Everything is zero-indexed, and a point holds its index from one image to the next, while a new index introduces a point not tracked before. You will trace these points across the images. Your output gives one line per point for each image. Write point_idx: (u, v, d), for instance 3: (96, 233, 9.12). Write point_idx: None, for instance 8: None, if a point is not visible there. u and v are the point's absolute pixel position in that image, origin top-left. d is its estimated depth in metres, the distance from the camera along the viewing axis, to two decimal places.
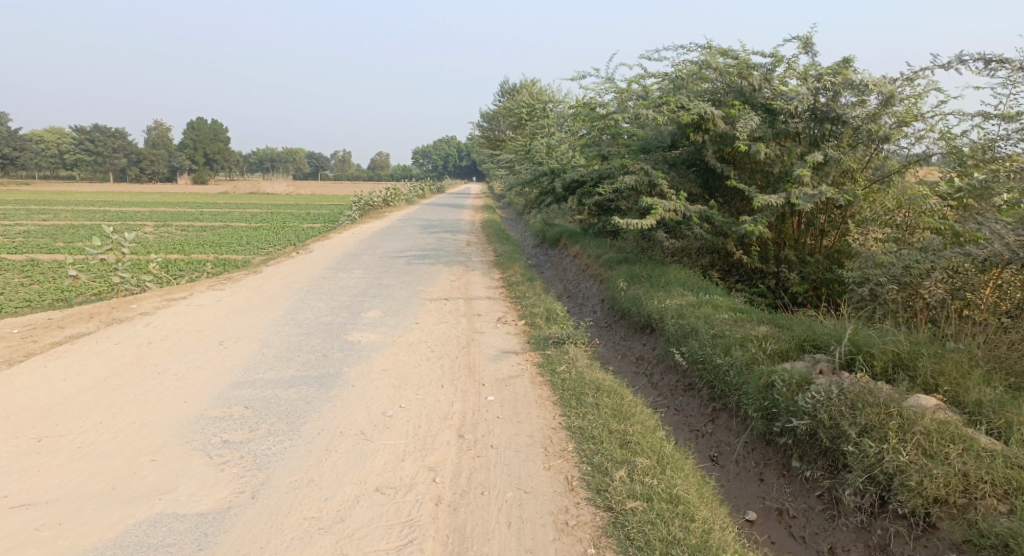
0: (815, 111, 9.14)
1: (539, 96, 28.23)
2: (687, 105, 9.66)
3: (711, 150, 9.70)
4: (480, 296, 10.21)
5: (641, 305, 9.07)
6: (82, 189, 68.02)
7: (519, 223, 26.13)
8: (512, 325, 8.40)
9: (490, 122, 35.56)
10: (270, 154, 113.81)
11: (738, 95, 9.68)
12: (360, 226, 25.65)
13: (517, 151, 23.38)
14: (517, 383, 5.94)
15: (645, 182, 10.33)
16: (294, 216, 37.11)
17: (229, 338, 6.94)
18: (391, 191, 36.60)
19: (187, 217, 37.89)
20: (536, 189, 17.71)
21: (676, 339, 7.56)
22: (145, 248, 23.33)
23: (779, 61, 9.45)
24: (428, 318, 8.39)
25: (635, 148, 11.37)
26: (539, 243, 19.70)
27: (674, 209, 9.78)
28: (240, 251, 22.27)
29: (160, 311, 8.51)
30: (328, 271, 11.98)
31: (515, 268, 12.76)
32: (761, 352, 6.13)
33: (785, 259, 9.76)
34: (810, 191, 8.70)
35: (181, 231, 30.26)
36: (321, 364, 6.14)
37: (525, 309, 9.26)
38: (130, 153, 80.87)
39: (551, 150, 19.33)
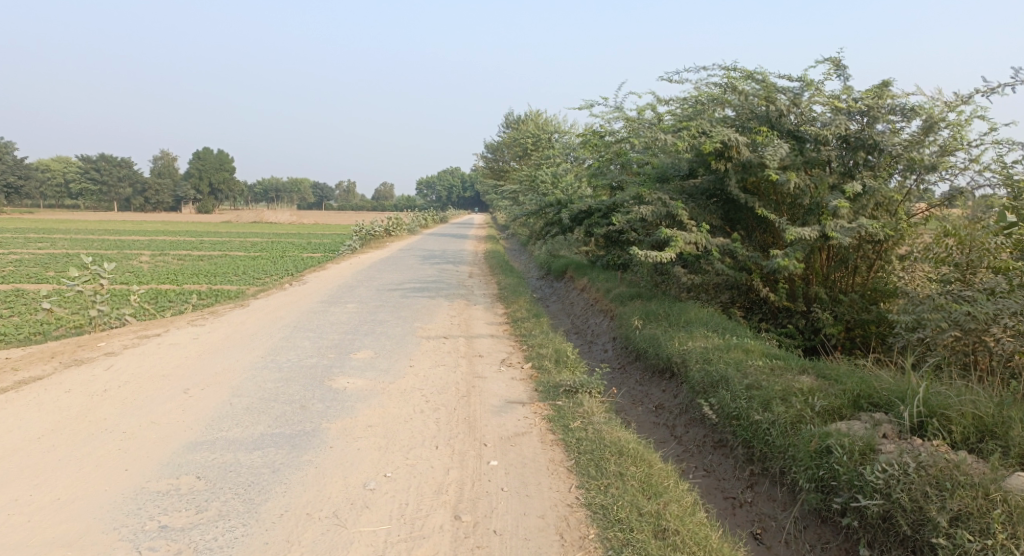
0: (847, 139, 8.50)
1: (544, 125, 27.71)
2: (709, 131, 8.96)
3: (735, 180, 8.98)
4: (482, 335, 9.38)
5: (659, 347, 8.25)
6: (84, 218, 67.63)
7: (523, 254, 25.41)
8: (517, 369, 7.57)
9: (493, 152, 35.10)
10: (274, 184, 114.01)
11: (764, 121, 9.00)
12: (360, 256, 24.95)
13: (521, 181, 22.77)
14: (525, 444, 5.09)
15: (663, 213, 9.57)
16: (294, 245, 36.46)
17: (197, 385, 6.10)
18: (393, 221, 36.02)
19: (186, 246, 37.19)
20: (541, 220, 17.00)
21: (703, 387, 6.72)
22: (138, 278, 22.56)
23: (808, 85, 8.79)
24: (424, 360, 7.55)
25: (651, 177, 10.68)
26: (545, 275, 18.92)
27: (695, 242, 9.01)
28: (235, 282, 21.51)
29: (128, 351, 7.68)
30: (320, 306, 11.17)
31: (520, 303, 11.94)
32: (809, 408, 5.30)
33: (815, 296, 8.97)
34: (848, 224, 7.98)
35: (178, 260, 29.56)
36: (297, 417, 5.30)
37: (532, 349, 8.43)
38: (135, 182, 80.92)
39: (557, 179, 18.68)
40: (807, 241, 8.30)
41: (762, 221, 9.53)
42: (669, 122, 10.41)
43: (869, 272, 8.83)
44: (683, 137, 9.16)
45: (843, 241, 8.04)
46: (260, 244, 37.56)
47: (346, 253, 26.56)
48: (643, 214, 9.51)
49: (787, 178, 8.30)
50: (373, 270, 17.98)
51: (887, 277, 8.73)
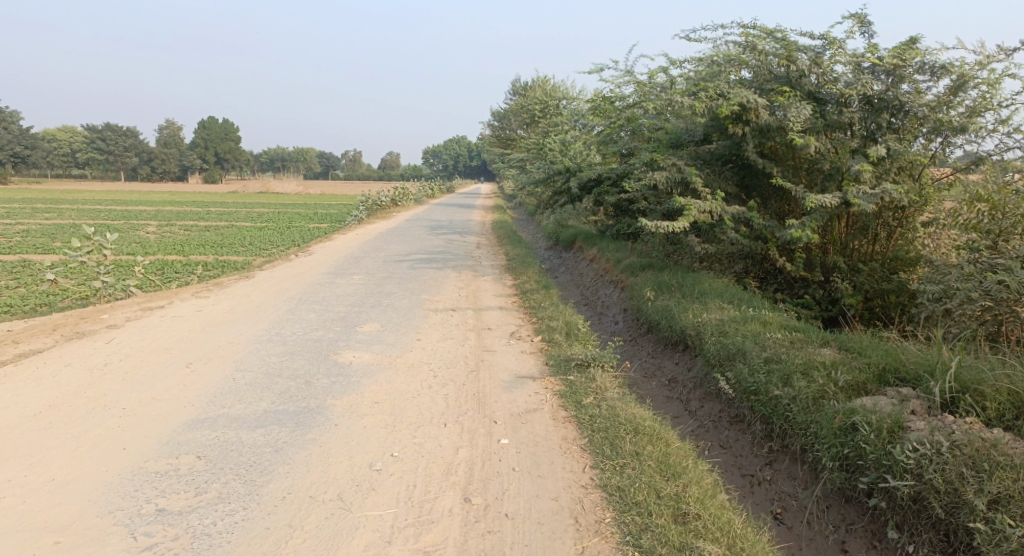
0: (871, 100, 8.16)
1: (552, 92, 27.17)
2: (727, 93, 8.61)
3: (753, 143, 8.65)
4: (491, 307, 9.18)
5: (673, 319, 8.05)
6: (91, 189, 67.45)
7: (532, 224, 25.09)
8: (527, 342, 7.38)
9: (500, 121, 34.57)
10: (280, 154, 113.43)
11: (784, 82, 8.64)
12: (367, 226, 24.73)
13: (529, 150, 22.38)
14: (537, 422, 4.92)
15: (677, 179, 9.26)
16: (300, 215, 36.26)
17: (199, 359, 5.94)
18: (400, 191, 35.71)
19: (193, 216, 37.03)
20: (550, 189, 16.70)
21: (718, 360, 6.53)
22: (144, 249, 22.44)
23: (832, 43, 8.40)
24: (432, 333, 7.37)
25: (664, 143, 10.35)
26: (553, 245, 18.67)
27: (710, 210, 8.73)
28: (242, 253, 21.37)
29: (130, 323, 7.53)
30: (325, 277, 10.98)
31: (529, 274, 11.72)
32: (832, 383, 5.11)
33: (833, 266, 8.70)
34: (870, 190, 7.68)
35: (184, 231, 29.41)
36: (302, 393, 5.14)
37: (542, 322, 8.23)
38: (141, 152, 80.63)
39: (566, 148, 18.32)
40: (827, 208, 8.01)
41: (778, 188, 9.23)
42: (683, 84, 10.04)
43: (889, 241, 8.58)
44: (700, 99, 8.80)
45: (865, 208, 7.75)
46: (267, 215, 37.35)
47: (352, 223, 26.33)
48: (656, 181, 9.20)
49: (808, 142, 7.98)
50: (380, 241, 17.76)
51: (908, 245, 8.50)
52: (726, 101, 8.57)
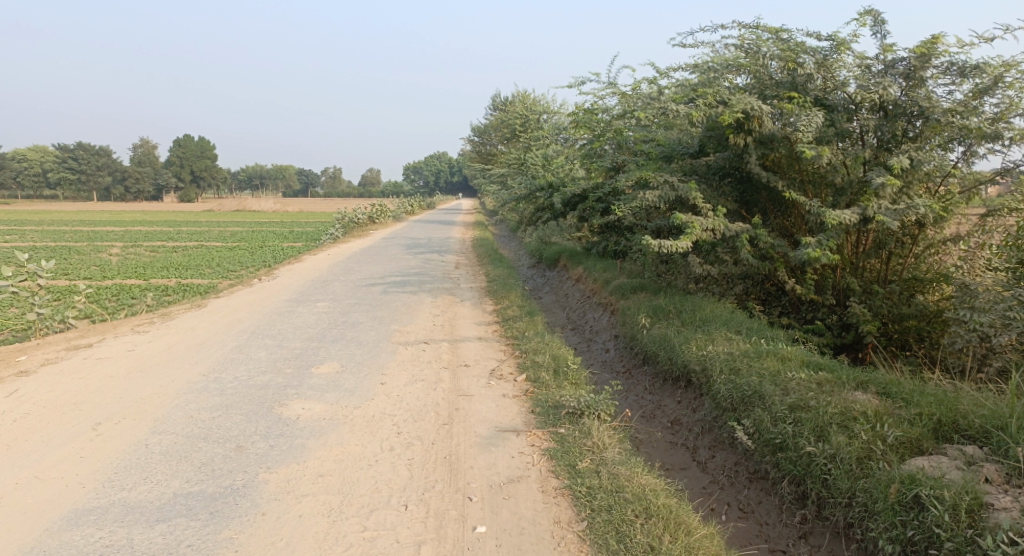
0: (885, 107, 7.41)
1: (532, 107, 26.39)
2: (728, 99, 7.76)
3: (756, 156, 7.84)
4: (468, 338, 8.23)
5: (674, 352, 7.16)
6: (62, 209, 65.64)
7: (514, 240, 24.19)
8: (510, 382, 6.42)
9: (479, 136, 33.80)
10: (257, 172, 111.95)
11: (789, 88, 7.83)
12: (342, 245, 23.70)
13: (510, 164, 21.57)
14: (521, 498, 3.98)
15: (673, 197, 8.39)
16: (275, 234, 35.08)
17: (112, 417, 4.91)
18: (378, 208, 34.72)
19: (163, 237, 35.56)
20: (532, 205, 15.86)
21: (729, 402, 5.65)
22: (104, 273, 21.15)
23: (841, 44, 7.61)
24: (399, 374, 6.38)
25: (655, 156, 9.50)
26: (537, 264, 17.76)
27: (712, 229, 7.89)
28: (208, 275, 20.18)
29: (45, 368, 6.45)
30: (286, 305, 9.93)
31: (511, 298, 10.79)
32: (879, 440, 4.24)
33: (847, 288, 7.90)
34: (894, 206, 6.94)
35: (151, 252, 28.08)
36: (229, 464, 4.14)
37: (526, 356, 7.30)
38: (114, 171, 78.88)
39: (547, 162, 17.52)
40: (843, 225, 7.20)
41: (781, 204, 8.43)
42: (672, 93, 9.19)
43: (907, 258, 7.83)
44: (698, 107, 7.94)
45: (891, 225, 6.98)
46: (240, 234, 36.03)
47: (327, 242, 25.19)
48: (651, 199, 8.30)
49: (821, 154, 7.18)
50: (352, 262, 16.68)
51: (926, 264, 7.85)
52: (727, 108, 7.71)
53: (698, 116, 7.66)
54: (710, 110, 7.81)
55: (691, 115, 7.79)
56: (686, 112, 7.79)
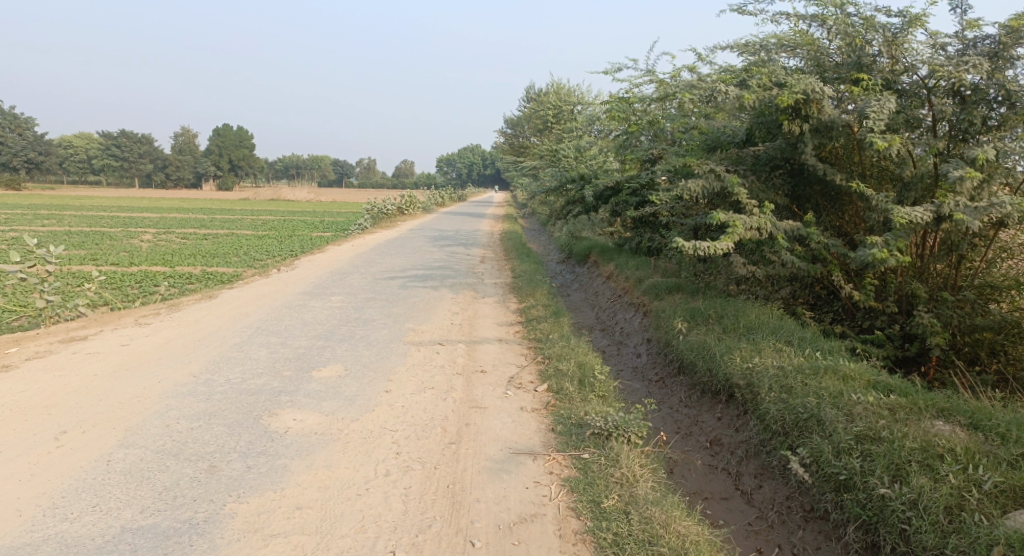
0: (961, 92, 6.62)
1: (566, 98, 25.65)
2: (786, 80, 7.00)
3: (812, 145, 7.07)
4: (487, 340, 7.59)
5: (714, 363, 6.42)
6: (102, 194, 66.74)
7: (543, 235, 23.54)
8: (529, 394, 5.77)
9: (512, 128, 33.14)
10: (293, 162, 112.90)
11: (853, 70, 7.06)
12: (369, 236, 23.32)
13: (541, 156, 20.90)
14: (535, 545, 3.35)
15: (717, 189, 7.63)
16: (304, 224, 34.90)
17: (80, 425, 4.38)
18: (408, 199, 34.34)
19: (196, 224, 35.58)
20: (562, 198, 15.18)
21: (781, 426, 4.91)
22: (130, 259, 21.00)
23: (914, 21, 6.80)
24: (407, 381, 5.76)
25: (697, 146, 8.77)
26: (566, 259, 17.07)
27: (759, 226, 7.12)
28: (233, 264, 19.90)
29: (29, 363, 5.98)
30: (298, 299, 9.40)
31: (537, 295, 10.13)
32: (973, 486, 3.60)
33: (910, 295, 7.07)
34: (974, 204, 6.08)
35: (180, 239, 28.01)
36: (194, 490, 3.57)
37: (549, 362, 6.63)
38: (154, 159, 80.10)
39: (580, 154, 16.82)
40: (913, 225, 6.38)
41: (837, 200, 7.63)
42: (715, 76, 8.44)
43: (978, 263, 6.98)
44: (752, 88, 7.18)
45: (968, 224, 6.12)
46: (271, 223, 35.88)
47: (355, 233, 24.81)
48: (693, 190, 7.55)
49: (892, 143, 6.41)
50: (376, 253, 16.16)
51: (1001, 270, 7.00)
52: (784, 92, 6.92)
53: (752, 98, 6.91)
54: (764, 91, 7.06)
55: (743, 96, 7.03)
56: (737, 93, 7.03)
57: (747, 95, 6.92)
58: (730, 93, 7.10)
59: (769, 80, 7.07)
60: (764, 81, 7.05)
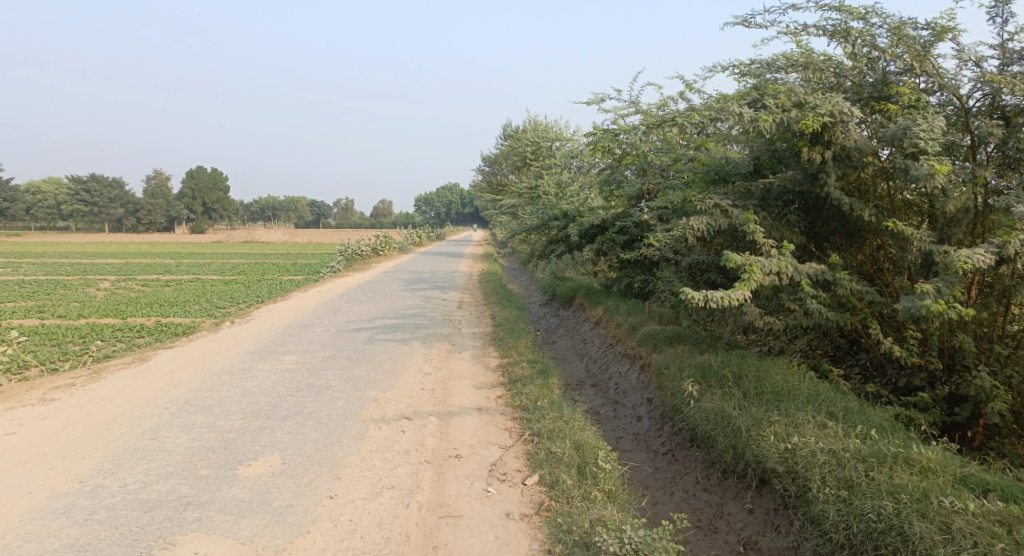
0: (1004, 113, 5.72)
1: (544, 134, 24.85)
2: (804, 101, 6.00)
3: (836, 175, 6.04)
4: (463, 410, 6.39)
5: (741, 439, 5.27)
6: (69, 239, 64.77)
7: (524, 275, 22.38)
8: (516, 490, 4.56)
9: (489, 165, 32.26)
10: (268, 203, 111.38)
11: (879, 89, 6.10)
12: (341, 280, 22.03)
13: (521, 193, 19.91)
14: None
15: (725, 227, 6.51)
16: (275, 266, 33.48)
17: None
18: (384, 239, 33.14)
19: (160, 269, 34.00)
20: (544, 237, 14.11)
21: (846, 537, 3.83)
22: (81, 310, 19.47)
23: (948, 30, 5.86)
24: (359, 477, 4.52)
25: (697, 179, 7.73)
26: (549, 301, 15.94)
27: (777, 271, 5.96)
28: (193, 313, 18.46)
29: None
30: (244, 360, 8.12)
31: (521, 348, 8.97)
32: None
33: (954, 347, 5.98)
34: None
35: (141, 286, 26.44)
36: None
37: (538, 442, 5.45)
38: (126, 203, 78.39)
39: (561, 190, 15.83)
40: (968, 269, 5.35)
41: (861, 237, 6.59)
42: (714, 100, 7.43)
43: None
44: (766, 109, 6.15)
45: None
46: (242, 267, 34.14)
47: (327, 276, 23.53)
48: (699, 229, 6.44)
49: (937, 174, 5.42)
50: (344, 300, 14.91)
51: None
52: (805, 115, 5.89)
53: (769, 121, 5.86)
54: (782, 112, 6.02)
55: (757, 119, 5.98)
56: (751, 115, 5.96)
57: (764, 117, 5.86)
58: (742, 116, 6.04)
59: (786, 100, 6.04)
60: (781, 101, 6.02)
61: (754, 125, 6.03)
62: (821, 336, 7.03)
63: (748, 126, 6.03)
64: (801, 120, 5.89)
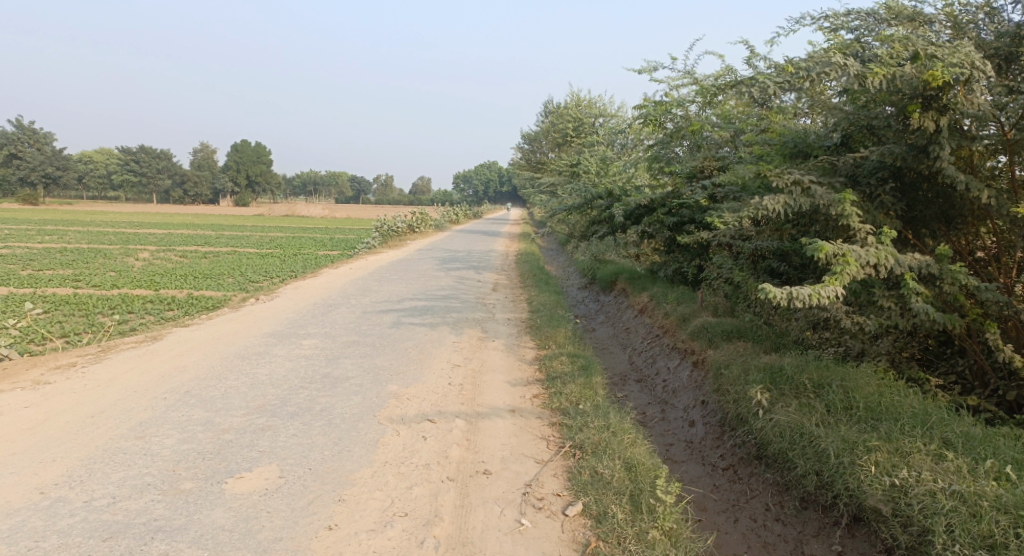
0: None
1: (587, 109, 23.74)
2: (923, 53, 5.02)
3: (951, 148, 5.04)
4: (493, 411, 5.60)
5: (829, 466, 4.41)
6: (116, 208, 65.87)
7: (563, 257, 21.48)
8: (555, 524, 3.78)
9: (528, 143, 31.24)
10: (309, 177, 112.00)
11: (1009, 43, 5.08)
12: (375, 256, 21.43)
13: (563, 170, 18.93)
14: None
15: (807, 209, 5.53)
16: (311, 241, 33.14)
17: None
18: (420, 217, 32.48)
19: (198, 241, 33.95)
20: (586, 217, 13.18)
21: None
22: (116, 280, 19.23)
23: None
24: (369, 500, 3.79)
25: (770, 153, 6.72)
26: (588, 285, 15.04)
27: (874, 263, 5.02)
28: (225, 286, 18.03)
29: None
30: (259, 344, 7.45)
31: (560, 338, 8.13)
32: None
33: None
34: None
35: (177, 257, 26.26)
36: None
37: (580, 457, 4.64)
38: (172, 175, 79.55)
39: (605, 167, 14.85)
40: None
41: (967, 223, 5.59)
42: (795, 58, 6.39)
43: None
44: (874, 63, 5.18)
45: None
46: (279, 241, 33.89)
47: (362, 252, 22.97)
48: (775, 209, 5.46)
49: None
50: (375, 278, 14.23)
51: None
52: (927, 70, 4.92)
53: (881, 76, 4.98)
54: (894, 67, 5.14)
55: (865, 74, 5.11)
56: (858, 70, 5.07)
57: (875, 71, 4.97)
58: (845, 71, 5.18)
59: (899, 52, 5.09)
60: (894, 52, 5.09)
61: (861, 81, 5.17)
62: (908, 336, 5.94)
63: (853, 83, 5.17)
64: (919, 76, 5.01)
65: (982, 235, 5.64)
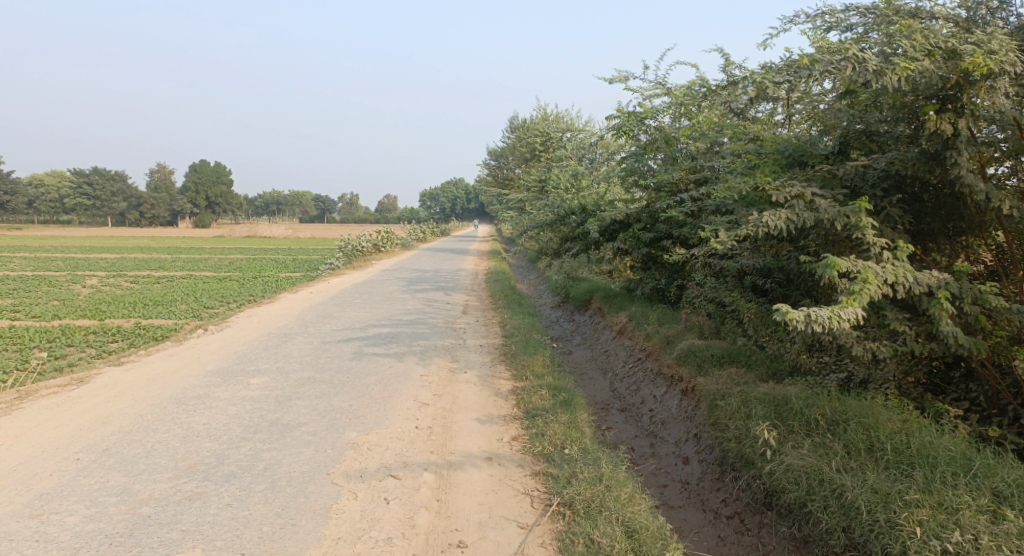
0: None
1: (555, 124, 23.25)
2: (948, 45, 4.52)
3: (969, 154, 4.55)
4: (466, 461, 4.87)
5: (860, 522, 3.81)
6: (69, 232, 63.51)
7: (534, 274, 20.83)
8: None
9: (495, 159, 30.64)
10: (272, 197, 109.94)
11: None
12: (338, 278, 20.51)
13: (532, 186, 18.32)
14: None
15: (813, 222, 4.97)
16: (272, 263, 31.95)
17: None
18: (386, 236, 31.55)
19: (153, 265, 32.48)
20: (558, 234, 12.55)
21: None
22: (59, 310, 17.99)
23: None
24: None
25: (763, 161, 6.15)
26: (561, 304, 14.38)
27: (893, 282, 4.47)
28: (177, 314, 16.95)
29: None
30: (201, 384, 6.61)
31: (537, 367, 7.44)
32: None
33: None
34: None
35: (129, 283, 24.94)
36: None
37: (570, 520, 3.95)
38: (127, 197, 77.17)
39: (576, 182, 14.26)
40: None
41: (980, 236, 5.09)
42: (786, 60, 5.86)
43: None
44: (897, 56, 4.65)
45: None
46: (238, 263, 32.62)
47: (325, 274, 22.03)
48: (777, 226, 4.89)
49: None
50: (337, 303, 13.38)
51: None
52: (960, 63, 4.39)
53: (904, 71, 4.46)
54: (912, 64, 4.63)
55: (883, 70, 4.58)
56: (877, 65, 4.55)
57: (898, 66, 4.45)
58: (861, 67, 4.65)
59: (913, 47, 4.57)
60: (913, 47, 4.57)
61: (876, 79, 4.65)
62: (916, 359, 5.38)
63: (869, 81, 4.64)
64: (938, 73, 4.51)
65: (997, 247, 5.15)
